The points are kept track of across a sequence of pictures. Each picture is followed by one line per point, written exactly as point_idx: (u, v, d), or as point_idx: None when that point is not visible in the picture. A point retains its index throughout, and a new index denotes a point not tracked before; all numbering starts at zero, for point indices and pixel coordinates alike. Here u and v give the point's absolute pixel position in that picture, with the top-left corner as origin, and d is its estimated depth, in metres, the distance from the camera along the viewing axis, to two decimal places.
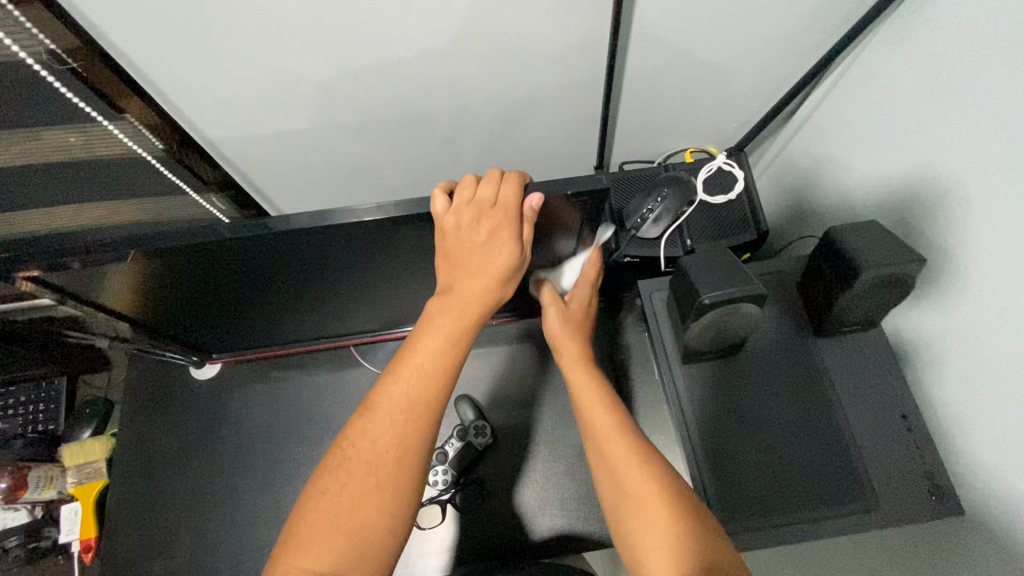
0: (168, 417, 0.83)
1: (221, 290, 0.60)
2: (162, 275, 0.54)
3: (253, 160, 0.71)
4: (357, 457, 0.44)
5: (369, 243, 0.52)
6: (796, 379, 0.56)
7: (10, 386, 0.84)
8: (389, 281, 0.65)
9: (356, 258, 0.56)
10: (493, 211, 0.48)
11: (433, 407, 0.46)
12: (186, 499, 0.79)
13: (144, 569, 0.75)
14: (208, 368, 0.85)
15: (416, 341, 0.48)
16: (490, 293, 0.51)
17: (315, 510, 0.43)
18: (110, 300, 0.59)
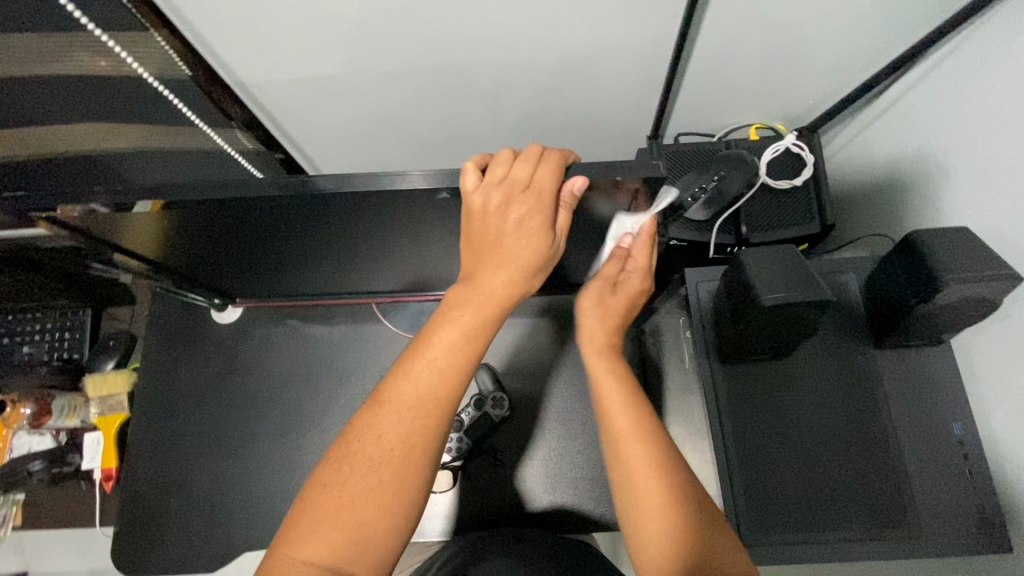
0: (187, 357, 0.83)
1: (242, 239, 0.57)
2: (178, 223, 0.51)
3: (282, 103, 0.66)
4: (361, 452, 0.42)
5: (398, 206, 0.48)
6: (842, 392, 0.52)
7: (38, 312, 0.85)
8: (415, 241, 0.61)
9: (381, 218, 0.52)
10: (525, 195, 0.43)
11: (445, 403, 0.44)
12: (202, 438, 0.79)
13: (159, 500, 0.77)
14: (229, 313, 0.84)
15: (430, 332, 0.45)
16: (517, 287, 0.46)
17: (314, 503, 0.41)
18: (128, 240, 0.57)
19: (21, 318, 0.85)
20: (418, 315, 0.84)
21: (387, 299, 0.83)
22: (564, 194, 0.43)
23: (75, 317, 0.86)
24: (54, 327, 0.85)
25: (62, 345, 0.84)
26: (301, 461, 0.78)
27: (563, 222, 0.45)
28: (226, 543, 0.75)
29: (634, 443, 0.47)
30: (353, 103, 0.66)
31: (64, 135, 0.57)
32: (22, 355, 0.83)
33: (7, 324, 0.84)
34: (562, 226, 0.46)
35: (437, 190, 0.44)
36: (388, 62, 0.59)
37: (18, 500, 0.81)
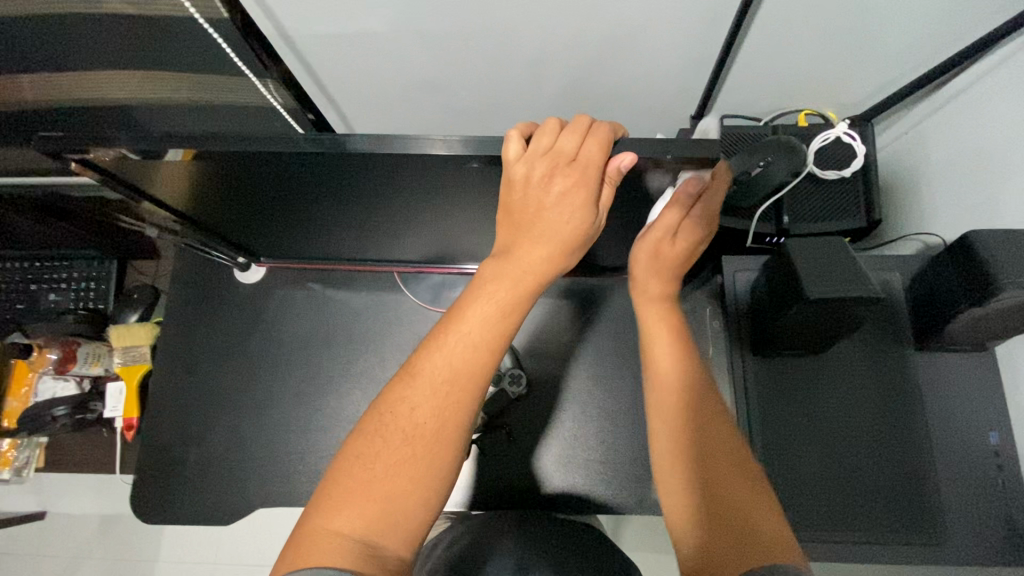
0: (209, 313, 0.83)
1: (271, 196, 0.57)
2: (210, 173, 0.50)
3: (322, 58, 0.64)
4: (394, 423, 0.41)
5: (436, 173, 0.47)
6: (879, 393, 0.50)
7: (66, 261, 0.86)
8: (447, 212, 0.60)
9: (415, 184, 0.50)
10: (570, 167, 0.41)
11: (479, 379, 0.42)
12: (222, 394, 0.80)
13: (178, 451, 0.79)
14: (253, 274, 0.84)
15: (464, 306, 0.44)
16: (556, 263, 0.45)
17: (347, 473, 0.40)
18: (160, 190, 0.56)
19: (49, 266, 0.85)
20: (440, 287, 0.83)
21: (411, 269, 0.83)
22: (610, 169, 0.41)
23: (101, 268, 0.86)
24: (81, 276, 0.85)
25: (89, 296, 0.85)
26: (318, 423, 0.79)
27: (605, 201, 0.44)
28: (240, 499, 0.76)
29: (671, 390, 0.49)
30: (393, 63, 0.64)
31: (114, 84, 0.61)
32: (49, 302, 0.84)
33: (35, 270, 0.85)
34: (604, 203, 0.44)
35: (472, 159, 0.43)
36: (433, 22, 0.57)
37: (40, 443, 0.83)
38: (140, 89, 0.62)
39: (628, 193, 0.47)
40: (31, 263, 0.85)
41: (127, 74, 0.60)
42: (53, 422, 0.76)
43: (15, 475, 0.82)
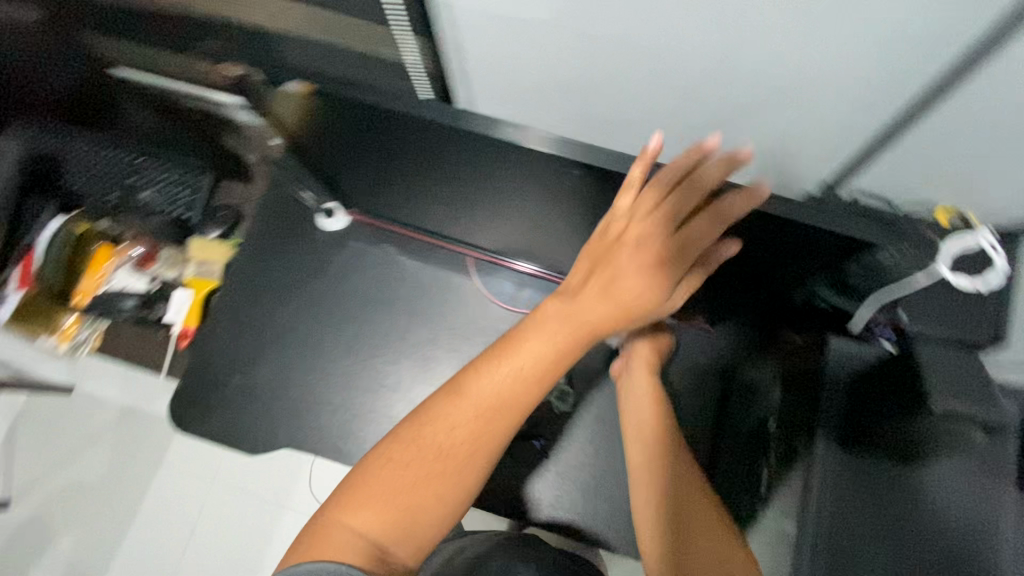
0: (283, 249, 0.84)
1: (393, 154, 0.56)
2: (345, 117, 0.50)
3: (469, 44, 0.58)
4: (430, 437, 0.47)
5: (579, 182, 0.46)
6: (956, 520, 0.47)
7: (166, 163, 0.88)
8: (552, 215, 0.58)
9: (540, 181, 0.49)
10: (668, 241, 0.46)
11: (522, 411, 0.48)
12: (276, 329, 0.82)
13: (222, 372, 0.80)
14: (336, 224, 0.84)
15: (522, 338, 0.48)
16: (620, 324, 0.49)
17: (377, 472, 0.47)
18: (291, 122, 0.57)
19: (148, 163, 0.88)
20: (511, 283, 0.82)
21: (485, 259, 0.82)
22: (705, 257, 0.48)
23: (196, 177, 0.88)
24: (176, 180, 0.88)
25: (179, 203, 0.87)
26: (359, 384, 0.80)
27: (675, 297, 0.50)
28: (267, 434, 0.78)
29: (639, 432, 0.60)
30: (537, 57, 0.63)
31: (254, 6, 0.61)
32: (140, 199, 0.86)
33: (135, 165, 0.87)
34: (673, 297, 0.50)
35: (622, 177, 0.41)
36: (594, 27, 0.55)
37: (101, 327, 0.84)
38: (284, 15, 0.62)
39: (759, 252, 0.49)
40: (130, 157, 0.87)
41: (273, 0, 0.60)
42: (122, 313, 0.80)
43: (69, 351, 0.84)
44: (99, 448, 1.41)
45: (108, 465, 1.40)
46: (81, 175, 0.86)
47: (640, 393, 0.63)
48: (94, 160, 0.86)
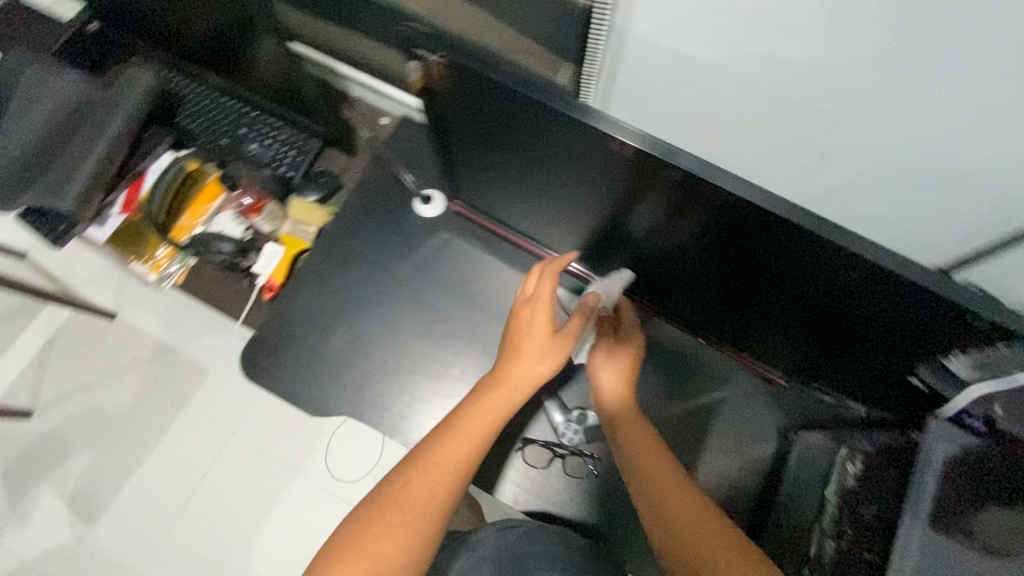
0: (377, 225, 0.87)
1: (541, 156, 0.58)
2: (504, 110, 0.53)
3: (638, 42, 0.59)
4: (399, 497, 0.57)
5: (742, 220, 0.49)
6: None
7: (281, 122, 0.91)
8: (684, 241, 0.60)
9: (698, 204, 0.51)
10: (539, 306, 0.68)
11: (469, 464, 0.60)
12: (357, 300, 0.84)
13: (299, 330, 0.83)
14: (432, 210, 0.88)
15: (442, 445, 0.59)
16: (523, 395, 0.65)
17: (353, 538, 0.55)
18: (449, 109, 0.60)
19: (263, 119, 0.91)
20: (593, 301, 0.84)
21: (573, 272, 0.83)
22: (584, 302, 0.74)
23: (305, 141, 0.91)
24: (285, 139, 0.91)
25: (284, 161, 0.89)
26: (427, 368, 0.82)
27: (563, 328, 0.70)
28: (331, 397, 0.81)
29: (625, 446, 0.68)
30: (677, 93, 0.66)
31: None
32: (248, 150, 0.89)
33: (251, 118, 0.91)
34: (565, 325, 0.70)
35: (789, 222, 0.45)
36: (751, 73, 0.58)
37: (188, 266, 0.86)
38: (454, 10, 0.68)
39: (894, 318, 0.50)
40: (249, 110, 0.91)
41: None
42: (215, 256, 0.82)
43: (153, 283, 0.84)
44: (127, 377, 1.43)
45: (132, 396, 1.42)
46: (200, 116, 0.90)
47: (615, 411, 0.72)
48: (215, 103, 0.91)
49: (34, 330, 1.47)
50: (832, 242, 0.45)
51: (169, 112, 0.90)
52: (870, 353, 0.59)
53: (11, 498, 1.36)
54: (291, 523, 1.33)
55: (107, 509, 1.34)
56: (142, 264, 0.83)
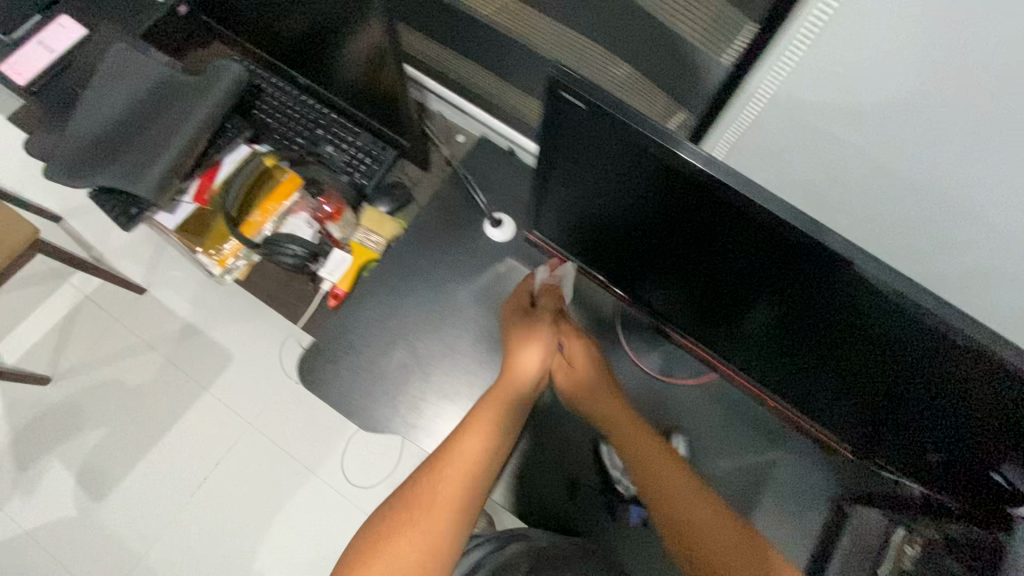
0: (446, 240, 0.87)
1: (660, 210, 0.58)
2: (637, 162, 0.53)
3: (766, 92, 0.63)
4: (418, 501, 0.64)
5: (883, 308, 0.49)
6: None
7: (358, 127, 0.90)
8: (796, 313, 0.58)
9: (837, 283, 0.50)
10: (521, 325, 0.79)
11: (476, 460, 0.67)
12: (420, 315, 0.83)
13: (360, 340, 0.82)
14: (504, 234, 0.87)
15: (460, 442, 0.68)
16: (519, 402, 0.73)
17: (378, 549, 0.60)
18: (564, 148, 0.59)
19: (341, 124, 0.90)
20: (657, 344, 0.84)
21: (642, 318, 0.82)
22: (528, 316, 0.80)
23: (380, 151, 0.89)
24: (361, 147, 0.89)
25: (360, 168, 0.88)
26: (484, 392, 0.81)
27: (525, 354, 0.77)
28: (385, 413, 0.80)
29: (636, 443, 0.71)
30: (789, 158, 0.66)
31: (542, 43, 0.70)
32: (324, 151, 0.89)
33: (328, 120, 0.90)
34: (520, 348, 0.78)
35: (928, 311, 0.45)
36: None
37: (253, 260, 0.84)
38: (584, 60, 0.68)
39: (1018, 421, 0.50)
40: (326, 111, 0.90)
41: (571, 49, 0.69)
42: (285, 255, 0.80)
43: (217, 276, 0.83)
44: (151, 354, 1.41)
45: (153, 374, 1.40)
46: (281, 113, 0.91)
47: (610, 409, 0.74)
48: (296, 103, 0.91)
49: (62, 295, 1.45)
50: (975, 343, 0.45)
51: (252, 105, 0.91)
52: (972, 452, 0.58)
53: (20, 462, 1.34)
54: (301, 522, 1.31)
55: (116, 486, 1.32)
56: (210, 257, 0.84)
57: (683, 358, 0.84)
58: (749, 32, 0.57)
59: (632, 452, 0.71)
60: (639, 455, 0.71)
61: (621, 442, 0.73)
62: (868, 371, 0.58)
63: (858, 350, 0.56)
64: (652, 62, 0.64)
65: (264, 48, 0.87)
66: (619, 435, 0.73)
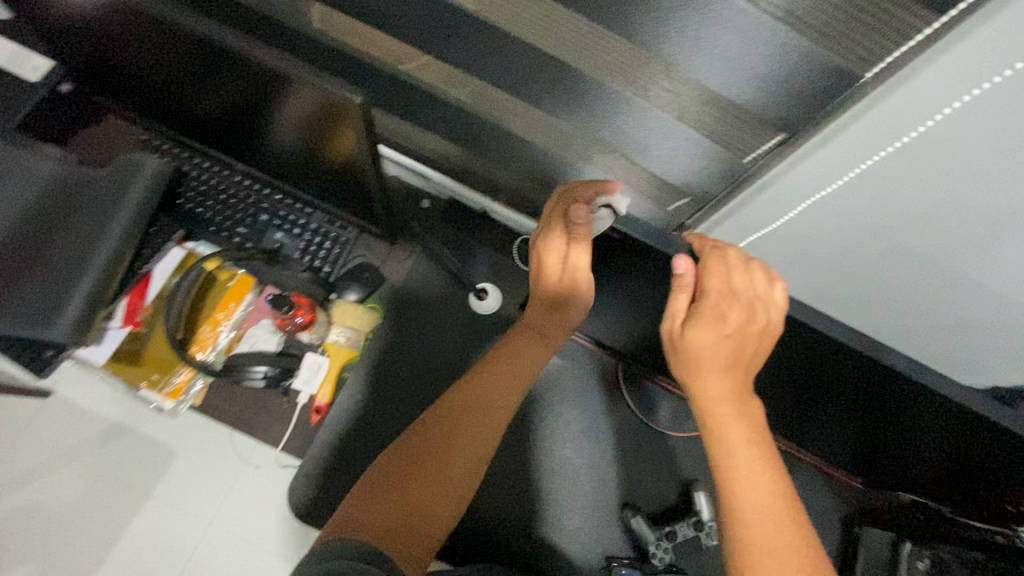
0: (428, 321, 0.83)
1: (656, 298, 0.63)
2: (632, 263, 0.59)
3: (769, 209, 0.62)
4: (430, 440, 0.63)
5: (882, 381, 0.54)
6: None
7: (309, 209, 0.87)
8: (808, 377, 0.63)
9: (846, 365, 0.55)
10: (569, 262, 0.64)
11: (493, 402, 0.66)
12: (414, 409, 0.79)
13: (356, 449, 0.77)
14: (491, 303, 0.82)
15: (484, 386, 0.67)
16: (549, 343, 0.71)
17: (380, 479, 0.60)
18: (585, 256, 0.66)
19: (284, 205, 0.88)
20: (658, 400, 0.84)
21: (658, 381, 0.83)
22: (681, 277, 0.53)
23: (333, 229, 0.86)
24: (315, 229, 0.86)
25: (321, 254, 0.86)
26: (495, 480, 0.79)
27: (679, 306, 0.55)
28: None
29: (732, 424, 0.54)
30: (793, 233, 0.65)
31: (512, 127, 0.72)
32: (275, 240, 0.86)
33: (275, 205, 0.88)
34: (675, 305, 0.55)
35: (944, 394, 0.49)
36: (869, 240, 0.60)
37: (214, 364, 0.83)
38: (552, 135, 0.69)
39: (1004, 463, 0.57)
40: (270, 193, 0.87)
41: (544, 135, 0.71)
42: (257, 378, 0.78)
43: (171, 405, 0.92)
44: (69, 468, 0.98)
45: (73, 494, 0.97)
46: (215, 200, 0.91)
47: (720, 354, 0.54)
48: (233, 188, 0.90)
49: None
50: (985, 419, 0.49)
51: (185, 196, 0.91)
52: (952, 472, 0.66)
53: None
54: None
55: None
56: (160, 390, 0.93)
57: (689, 410, 0.83)
58: (742, 125, 0.56)
59: (715, 412, 0.54)
60: (729, 426, 0.54)
61: (699, 402, 0.55)
62: (892, 433, 0.65)
63: (868, 406, 0.61)
64: (638, 141, 0.64)
65: (187, 137, 0.84)
66: (707, 402, 0.55)
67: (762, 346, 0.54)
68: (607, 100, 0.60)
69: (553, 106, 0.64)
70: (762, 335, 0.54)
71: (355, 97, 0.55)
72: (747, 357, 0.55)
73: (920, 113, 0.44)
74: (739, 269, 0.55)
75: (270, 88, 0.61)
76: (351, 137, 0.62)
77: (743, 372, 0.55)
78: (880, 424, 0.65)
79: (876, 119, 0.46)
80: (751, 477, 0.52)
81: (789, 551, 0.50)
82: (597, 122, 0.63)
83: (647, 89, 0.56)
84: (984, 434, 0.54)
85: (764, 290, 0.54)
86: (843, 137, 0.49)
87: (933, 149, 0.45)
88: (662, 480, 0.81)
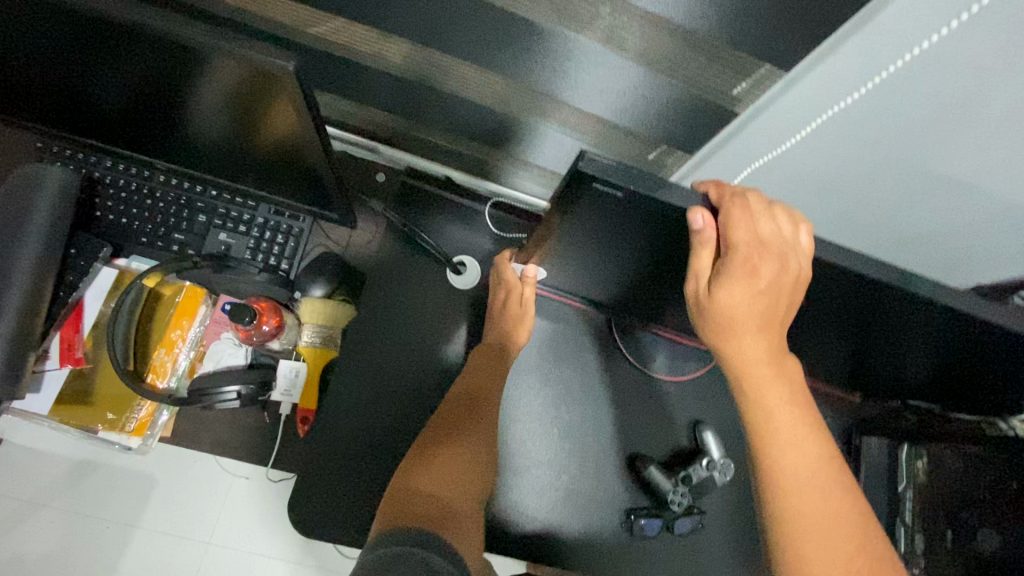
0: (403, 305, 0.77)
1: (653, 262, 0.59)
2: (618, 234, 0.54)
3: (764, 138, 0.60)
4: (453, 415, 0.69)
5: (891, 313, 0.53)
6: None
7: (252, 203, 0.81)
8: (811, 314, 0.61)
9: (854, 303, 0.52)
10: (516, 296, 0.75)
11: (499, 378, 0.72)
12: (405, 401, 0.75)
13: (350, 450, 0.73)
14: (473, 277, 0.79)
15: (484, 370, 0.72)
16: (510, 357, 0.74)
17: (422, 466, 0.64)
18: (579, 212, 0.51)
19: (224, 202, 0.81)
20: (652, 348, 0.82)
21: (649, 328, 0.82)
22: (701, 231, 0.47)
23: (285, 221, 0.81)
24: (264, 223, 0.81)
25: (276, 251, 0.81)
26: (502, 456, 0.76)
27: (705, 264, 0.50)
28: None
29: (770, 387, 0.53)
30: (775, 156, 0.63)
31: (460, 88, 0.64)
32: (219, 241, 0.80)
33: (212, 204, 0.81)
34: (702, 261, 0.50)
35: (965, 311, 0.47)
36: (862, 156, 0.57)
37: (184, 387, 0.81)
38: (503, 92, 0.62)
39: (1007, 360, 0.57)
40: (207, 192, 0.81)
41: (495, 95, 0.64)
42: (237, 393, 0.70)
43: (142, 440, 0.87)
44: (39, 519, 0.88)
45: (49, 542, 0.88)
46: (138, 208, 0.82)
47: (755, 312, 0.51)
48: (156, 190, 0.81)
49: None
50: (1001, 326, 0.48)
51: (101, 208, 0.81)
52: (950, 376, 0.67)
53: None
54: None
55: None
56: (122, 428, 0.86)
57: (685, 353, 0.83)
58: (713, 53, 0.51)
59: (751, 375, 0.53)
60: (766, 389, 0.53)
61: (733, 363, 0.54)
62: (886, 348, 0.65)
63: (868, 330, 0.61)
64: (601, 89, 0.58)
65: (90, 140, 0.74)
66: (744, 365, 0.53)
67: (796, 295, 0.50)
68: (563, 45, 0.53)
69: (507, 65, 0.57)
70: (797, 284, 0.49)
71: (285, 64, 0.46)
72: (782, 312, 0.52)
73: (929, 14, 0.41)
74: (760, 213, 0.49)
75: (176, 66, 0.51)
76: (289, 108, 0.53)
77: (776, 329, 0.53)
78: (879, 343, 0.64)
79: (884, 28, 0.43)
80: (795, 440, 0.52)
81: (830, 510, 0.50)
82: (556, 70, 0.57)
83: (609, 23, 0.50)
84: (988, 341, 0.53)
85: (791, 234, 0.49)
86: (838, 57, 0.46)
87: (941, 54, 0.43)
88: (668, 426, 0.80)
